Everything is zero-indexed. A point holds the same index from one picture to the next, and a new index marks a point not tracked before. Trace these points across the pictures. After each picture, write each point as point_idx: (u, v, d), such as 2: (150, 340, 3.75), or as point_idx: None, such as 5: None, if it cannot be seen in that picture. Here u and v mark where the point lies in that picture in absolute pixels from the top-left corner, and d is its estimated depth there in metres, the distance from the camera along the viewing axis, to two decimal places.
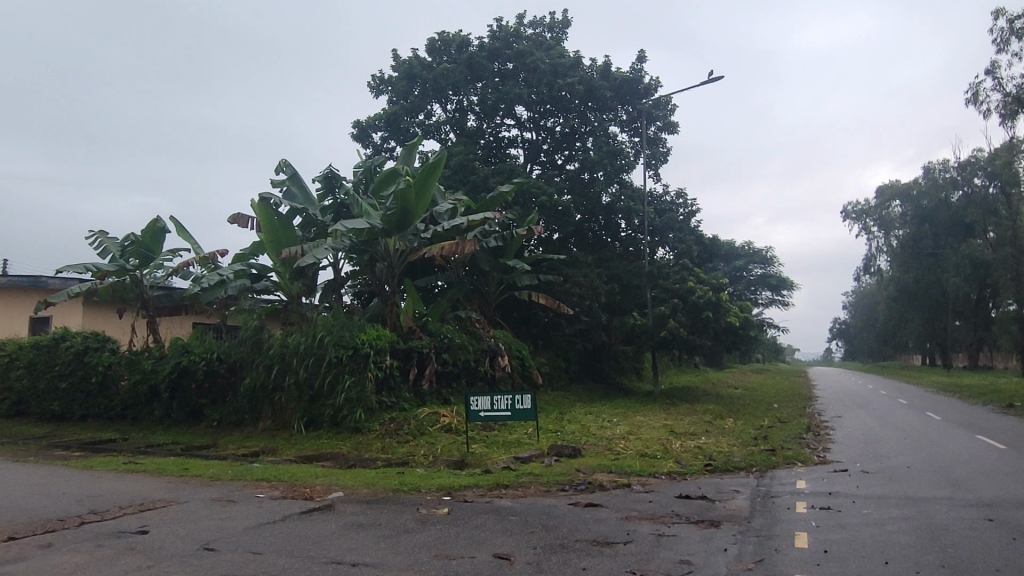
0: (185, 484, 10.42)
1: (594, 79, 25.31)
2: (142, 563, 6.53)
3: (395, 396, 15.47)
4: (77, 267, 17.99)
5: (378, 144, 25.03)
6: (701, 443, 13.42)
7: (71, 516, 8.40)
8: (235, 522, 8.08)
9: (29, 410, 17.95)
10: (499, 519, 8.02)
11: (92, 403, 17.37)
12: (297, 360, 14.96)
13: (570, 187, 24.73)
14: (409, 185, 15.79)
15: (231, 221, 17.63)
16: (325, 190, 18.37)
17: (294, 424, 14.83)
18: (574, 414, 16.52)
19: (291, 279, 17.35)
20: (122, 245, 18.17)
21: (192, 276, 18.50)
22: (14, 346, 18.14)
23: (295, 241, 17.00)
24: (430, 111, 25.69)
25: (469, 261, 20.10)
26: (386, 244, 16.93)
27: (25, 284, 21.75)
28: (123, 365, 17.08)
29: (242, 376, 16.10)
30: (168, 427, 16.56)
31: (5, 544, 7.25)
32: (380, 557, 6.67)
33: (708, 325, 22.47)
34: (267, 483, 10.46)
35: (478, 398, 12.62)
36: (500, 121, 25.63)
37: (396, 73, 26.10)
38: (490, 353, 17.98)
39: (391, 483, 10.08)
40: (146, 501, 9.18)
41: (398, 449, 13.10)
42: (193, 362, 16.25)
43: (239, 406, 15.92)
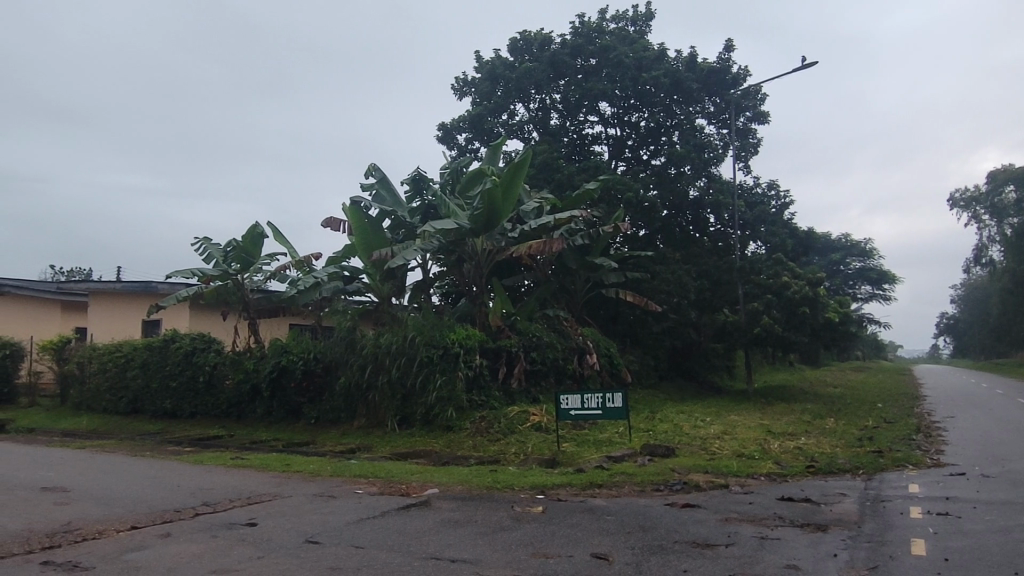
0: (289, 479, 10.84)
1: (679, 71, 24.78)
2: (253, 554, 6.81)
3: (486, 394, 15.59)
4: (185, 272, 19.03)
5: (463, 146, 25.34)
6: (801, 443, 12.90)
7: (186, 508, 8.87)
8: (336, 516, 8.32)
9: (144, 408, 19.10)
10: (596, 519, 7.93)
11: (200, 401, 18.32)
12: (389, 360, 15.31)
13: (656, 182, 24.28)
14: (496, 185, 15.90)
15: (325, 225, 18.20)
16: (413, 193, 18.67)
17: (388, 422, 15.24)
18: (666, 413, 16.21)
19: (382, 280, 17.76)
20: (225, 250, 19.09)
21: (289, 279, 19.20)
22: (129, 348, 19.34)
23: (385, 243, 17.38)
24: (513, 110, 25.78)
25: (556, 260, 20.01)
26: (473, 244, 17.09)
27: (138, 289, 23.21)
28: (227, 365, 17.93)
29: (337, 375, 16.61)
30: (269, 424, 17.28)
31: (129, 533, 7.72)
32: (479, 554, 6.71)
33: (805, 321, 21.56)
34: (365, 479, 10.74)
35: (568, 396, 12.55)
36: (583, 118, 25.48)
37: (479, 75, 26.36)
38: (578, 351, 17.83)
39: (485, 481, 10.15)
40: (253, 495, 9.59)
41: (489, 447, 13.22)
42: (291, 362, 16.87)
43: (335, 404, 16.44)
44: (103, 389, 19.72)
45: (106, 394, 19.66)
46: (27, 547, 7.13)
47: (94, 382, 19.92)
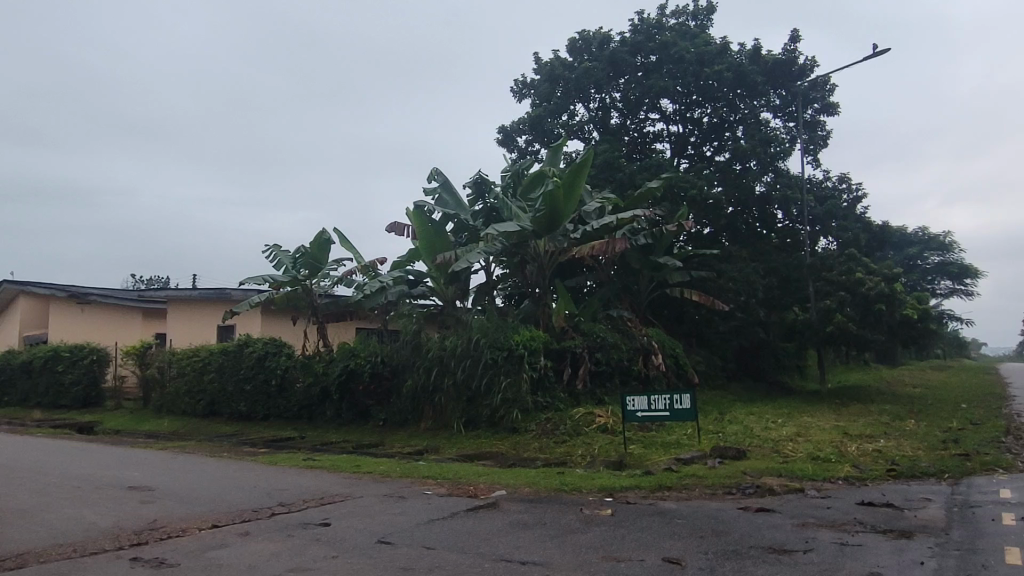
0: (360, 480, 11.06)
1: (743, 64, 24.22)
2: (328, 554, 6.97)
3: (551, 396, 15.57)
4: (257, 279, 19.65)
5: (523, 148, 25.39)
6: (881, 446, 12.40)
7: (263, 507, 9.15)
8: (406, 517, 8.43)
9: (220, 410, 19.80)
10: (667, 523, 7.81)
11: (273, 403, 18.88)
12: (455, 362, 15.46)
13: (720, 179, 23.80)
14: (557, 186, 15.87)
15: (389, 230, 18.52)
16: (475, 196, 18.81)
17: (454, 424, 15.40)
18: (736, 414, 15.85)
19: (446, 283, 17.95)
20: (294, 256, 19.64)
21: (356, 283, 19.60)
22: (205, 353, 20.08)
23: (449, 246, 17.56)
24: (573, 110, 25.68)
25: (620, 259, 19.83)
26: (536, 246, 17.10)
27: (213, 296, 24.10)
28: (298, 369, 18.43)
29: (403, 377, 16.86)
30: (339, 426, 17.67)
31: (211, 531, 8.00)
32: (548, 556, 6.69)
33: (881, 319, 20.74)
34: (433, 481, 10.86)
35: (635, 397, 12.41)
36: (644, 116, 25.18)
37: (538, 76, 26.36)
38: (643, 352, 17.61)
39: (552, 483, 10.12)
40: (326, 495, 9.83)
41: (555, 449, 13.20)
42: (359, 365, 17.20)
43: (403, 406, 16.69)
44: (182, 392, 20.54)
45: (185, 397, 20.47)
46: (117, 544, 7.48)
47: (174, 385, 20.77)
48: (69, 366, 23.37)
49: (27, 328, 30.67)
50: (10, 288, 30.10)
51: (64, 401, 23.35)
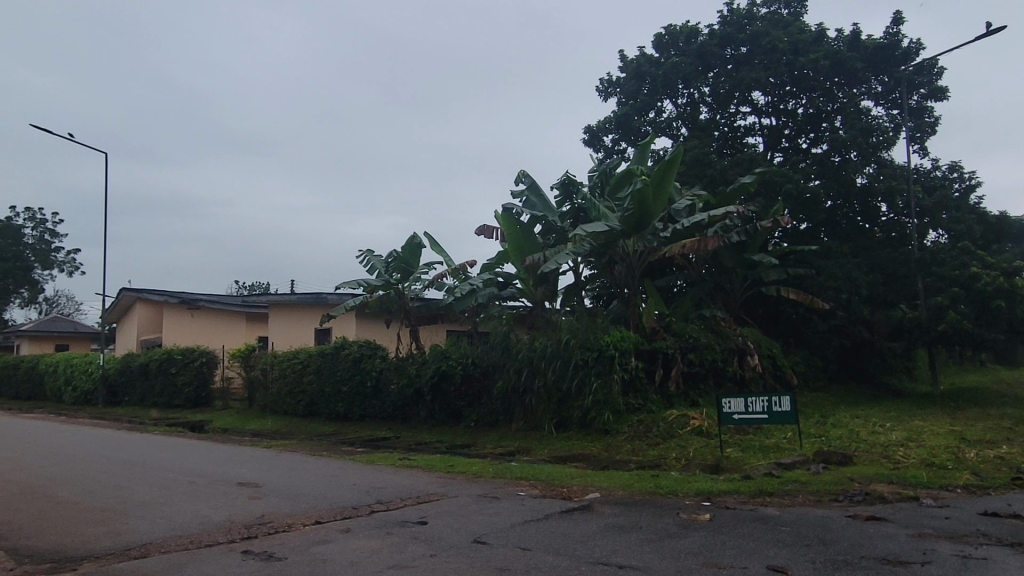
0: (454, 480, 11.21)
1: (841, 51, 23.14)
2: (426, 552, 7.09)
3: (643, 397, 15.32)
4: (352, 283, 20.28)
5: (610, 147, 25.16)
6: (1004, 452, 11.54)
7: (363, 505, 9.42)
8: (501, 517, 8.48)
9: (319, 410, 20.54)
10: (770, 530, 7.52)
11: (369, 404, 19.43)
12: (545, 363, 15.45)
13: (818, 172, 22.82)
14: (646, 185, 15.64)
15: (479, 233, 18.73)
16: (563, 197, 18.78)
17: (545, 425, 15.42)
18: (839, 417, 15.15)
19: (535, 284, 17.99)
20: (387, 261, 20.15)
21: (446, 286, 19.94)
22: (305, 355, 20.88)
23: (537, 248, 17.60)
24: (660, 107, 25.24)
25: (712, 258, 19.32)
26: (625, 245, 16.89)
27: (311, 300, 25.06)
28: (392, 370, 18.88)
29: (494, 379, 16.99)
30: (432, 427, 18.00)
31: (315, 527, 8.30)
32: (647, 561, 6.57)
33: (1000, 316, 19.34)
34: (527, 482, 10.87)
35: (730, 399, 12.02)
36: (735, 109, 24.47)
37: (624, 74, 26.07)
38: (738, 353, 17.07)
39: (647, 486, 9.95)
40: (422, 494, 10.01)
41: (649, 452, 12.98)
42: (451, 366, 17.46)
43: (494, 407, 16.83)
44: (284, 393, 21.44)
45: (286, 397, 21.36)
46: (229, 537, 7.87)
47: (276, 387, 21.70)
48: (181, 368, 24.84)
49: (144, 333, 32.81)
50: (128, 295, 32.28)
51: (178, 401, 24.82)
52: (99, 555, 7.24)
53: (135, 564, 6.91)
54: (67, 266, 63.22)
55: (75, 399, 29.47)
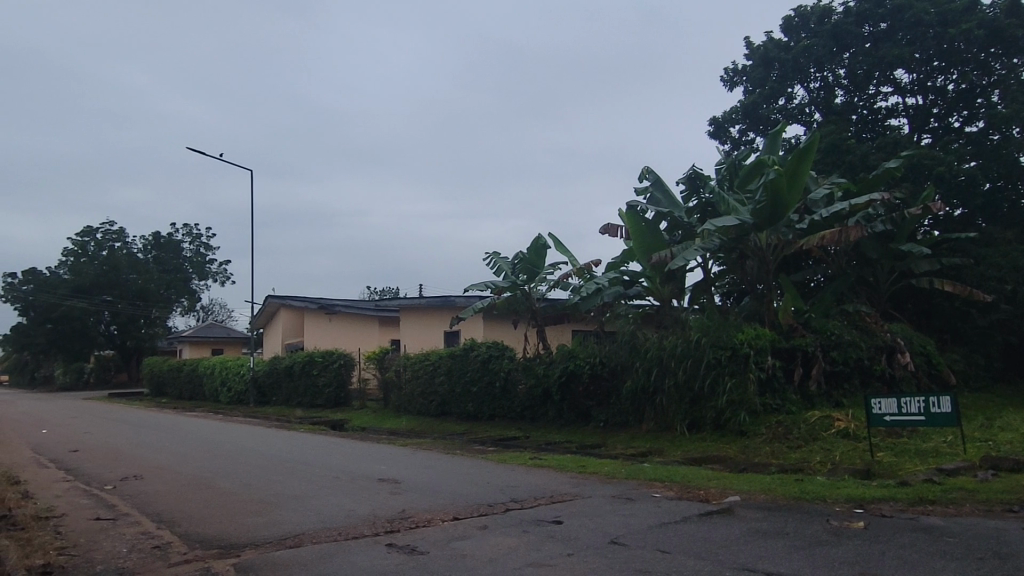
0: (587, 480, 11.15)
1: (998, 18, 21.14)
2: (564, 551, 7.08)
3: (781, 397, 14.59)
4: (479, 286, 20.69)
5: (737, 138, 24.25)
6: None
7: (498, 503, 9.53)
8: (638, 519, 8.32)
9: (450, 410, 21.07)
10: (934, 540, 6.94)
11: (498, 404, 19.72)
12: (675, 363, 15.09)
13: (973, 152, 20.95)
14: (780, 175, 14.97)
15: (603, 231, 18.58)
16: (690, 192, 18.27)
17: (678, 426, 15.07)
18: (1008, 420, 13.78)
19: (662, 282, 17.60)
20: (513, 263, 20.38)
21: (571, 286, 19.91)
22: (436, 357, 21.49)
23: (664, 245, 17.22)
24: (791, 93, 24.04)
25: (854, 249, 18.12)
26: (757, 239, 16.22)
27: (440, 303, 25.85)
28: (520, 371, 19.06)
29: (623, 378, 16.76)
30: (561, 426, 18.01)
31: (453, 523, 8.50)
32: (795, 569, 6.24)
33: None
34: (661, 483, 10.66)
35: (880, 400, 11.21)
36: (875, 90, 22.91)
37: (751, 62, 25.04)
38: (887, 350, 15.90)
39: (791, 491, 9.46)
40: (556, 494, 10.00)
41: (790, 455, 12.36)
42: (578, 366, 17.37)
43: (624, 407, 16.61)
44: (417, 393, 22.17)
45: (419, 397, 22.08)
46: (373, 530, 8.20)
47: (409, 387, 22.47)
48: (322, 370, 26.30)
49: (287, 337, 35.07)
50: (273, 302, 34.58)
51: (320, 401, 26.27)
52: (257, 543, 7.75)
53: (291, 553, 7.33)
54: (219, 276, 68.81)
55: (230, 399, 31.91)
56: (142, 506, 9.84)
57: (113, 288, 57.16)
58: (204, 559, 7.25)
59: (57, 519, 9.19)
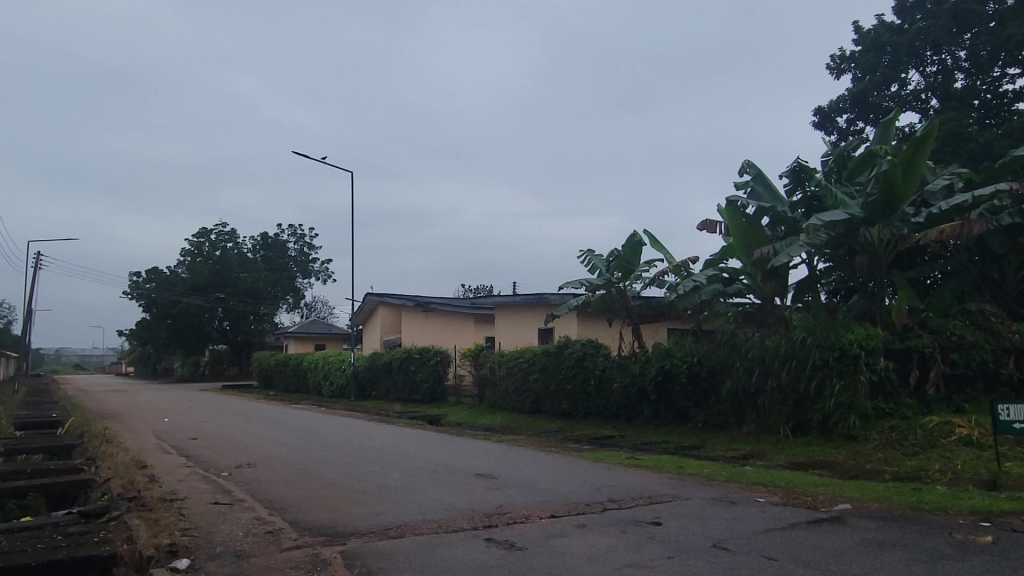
0: (686, 482, 10.91)
1: None
2: (664, 553, 6.94)
3: (895, 401, 13.78)
4: (574, 283, 20.59)
5: (845, 128, 23.13)
6: None
7: (595, 502, 9.47)
8: (741, 524, 8.08)
9: (545, 407, 21.11)
10: None
11: (593, 402, 19.60)
12: (779, 363, 14.57)
13: None
14: (894, 166, 14.17)
15: (701, 228, 18.13)
16: (794, 185, 17.52)
17: (781, 429, 14.55)
18: None
19: (764, 280, 16.96)
20: (608, 260, 20.17)
21: (668, 283, 19.53)
22: (530, 354, 21.57)
23: (766, 241, 16.61)
24: (905, 79, 22.71)
25: (977, 243, 16.90)
26: (868, 234, 15.40)
27: (535, 301, 25.97)
28: (615, 369, 18.83)
29: (722, 378, 16.28)
30: (657, 427, 17.69)
31: (551, 520, 8.51)
32: None
33: None
34: (764, 488, 10.30)
35: (1009, 406, 10.42)
36: (1001, 73, 21.38)
37: (860, 47, 23.80)
38: (1015, 353, 14.74)
39: (907, 500, 8.94)
40: (654, 495, 9.84)
41: (905, 462, 11.69)
42: (675, 365, 17.02)
43: (724, 408, 16.15)
44: (512, 390, 22.33)
45: (513, 394, 22.25)
46: (472, 524, 8.32)
47: (504, 384, 22.69)
48: (420, 366, 26.93)
49: (386, 333, 36.15)
50: (372, 299, 35.71)
51: (417, 396, 26.89)
52: (362, 533, 8.01)
53: (393, 543, 7.54)
54: (322, 274, 71.71)
55: (332, 392, 33.21)
56: (256, 493, 10.39)
57: (226, 286, 60.59)
58: (313, 545, 7.58)
59: (181, 502, 9.85)
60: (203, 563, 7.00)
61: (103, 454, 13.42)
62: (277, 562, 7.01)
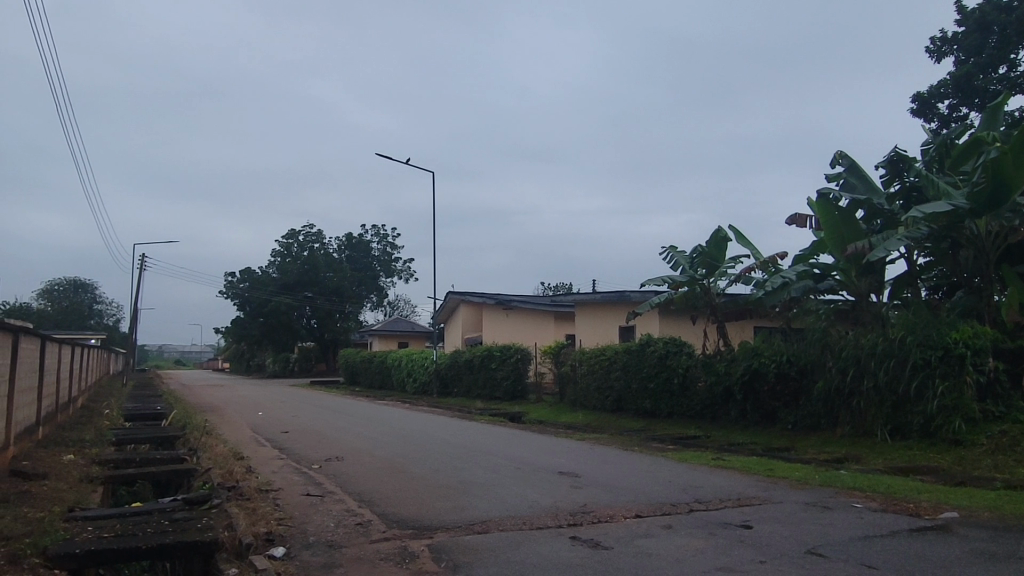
0: (777, 485, 10.56)
1: None
2: (756, 557, 6.74)
3: (1006, 404, 12.90)
4: (657, 280, 20.24)
5: (947, 115, 21.84)
6: None
7: (682, 503, 9.28)
8: (838, 530, 7.75)
9: (626, 406, 20.86)
10: None
11: (676, 401, 19.22)
12: (876, 363, 13.91)
13: None
14: (1003, 153, 13.27)
15: (791, 222, 17.49)
16: (891, 176, 16.65)
17: (879, 432, 13.88)
18: None
19: (858, 276, 16.21)
20: (692, 257, 19.77)
21: (755, 280, 18.94)
22: (612, 352, 21.35)
23: (861, 234, 15.87)
24: (1014, 60, 21.25)
25: None
26: (974, 226, 14.48)
27: (616, 299, 25.72)
28: (699, 368, 18.41)
29: (813, 379, 15.66)
30: (744, 428, 17.18)
31: (635, 520, 8.39)
32: None
33: None
34: (861, 493, 9.85)
35: None
36: None
37: (963, 28, 22.42)
38: None
39: (1022, 509, 8.36)
40: (743, 497, 9.55)
41: (1018, 470, 10.94)
42: (763, 364, 16.47)
43: (815, 410, 15.52)
44: (593, 389, 22.16)
45: (594, 393, 22.07)
46: (557, 522, 8.30)
47: (585, 382, 22.56)
48: (500, 363, 27.08)
49: (467, 331, 36.62)
50: (454, 298, 36.23)
51: (498, 393, 27.07)
52: (448, 527, 8.13)
53: (479, 538, 7.62)
54: (404, 273, 73.28)
55: (415, 389, 33.89)
56: (345, 486, 10.71)
57: (314, 285, 62.78)
58: (401, 538, 7.73)
59: (276, 492, 10.24)
60: (298, 552, 7.26)
61: (203, 445, 14.15)
62: (368, 553, 7.18)
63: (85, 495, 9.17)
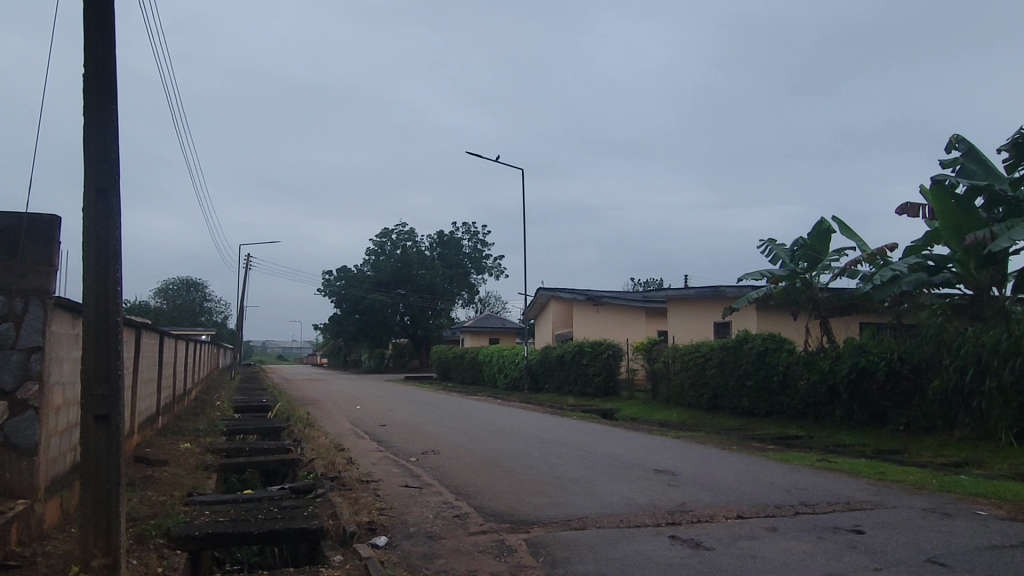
0: (890, 489, 9.99)
1: None
2: (870, 564, 6.40)
3: None
4: (754, 275, 19.55)
5: None
6: None
7: (786, 505, 8.92)
8: (961, 538, 7.25)
9: (723, 404, 20.27)
10: None
11: (777, 400, 18.52)
12: (999, 362, 12.95)
13: None
14: None
15: (900, 212, 16.52)
16: (1015, 160, 15.43)
17: (1003, 435, 12.92)
18: None
19: (978, 268, 15.14)
20: (792, 250, 18.98)
21: (861, 274, 18.01)
22: (707, 349, 20.81)
23: (981, 223, 14.79)
24: None
25: None
26: None
27: (710, 295, 25.02)
28: (801, 365, 17.66)
29: (928, 378, 14.74)
30: (851, 428, 16.37)
31: (737, 521, 8.13)
32: None
33: None
34: (985, 499, 9.17)
35: None
36: None
37: None
38: None
39: None
40: (853, 501, 9.09)
41: None
42: (871, 362, 15.64)
43: (929, 410, 14.60)
44: (688, 386, 21.65)
45: (689, 390, 21.57)
46: (655, 520, 8.15)
47: (679, 379, 22.07)
48: (592, 359, 26.90)
49: (557, 327, 36.56)
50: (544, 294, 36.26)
51: (589, 390, 26.89)
52: (545, 522, 8.12)
53: (577, 534, 7.57)
54: (494, 270, 73.90)
55: (507, 385, 34.14)
56: (442, 478, 10.90)
57: (407, 283, 64.31)
58: (499, 531, 7.79)
59: (376, 483, 10.54)
60: (400, 541, 7.44)
61: (306, 436, 14.72)
62: (467, 544, 7.28)
63: (201, 481, 9.72)
